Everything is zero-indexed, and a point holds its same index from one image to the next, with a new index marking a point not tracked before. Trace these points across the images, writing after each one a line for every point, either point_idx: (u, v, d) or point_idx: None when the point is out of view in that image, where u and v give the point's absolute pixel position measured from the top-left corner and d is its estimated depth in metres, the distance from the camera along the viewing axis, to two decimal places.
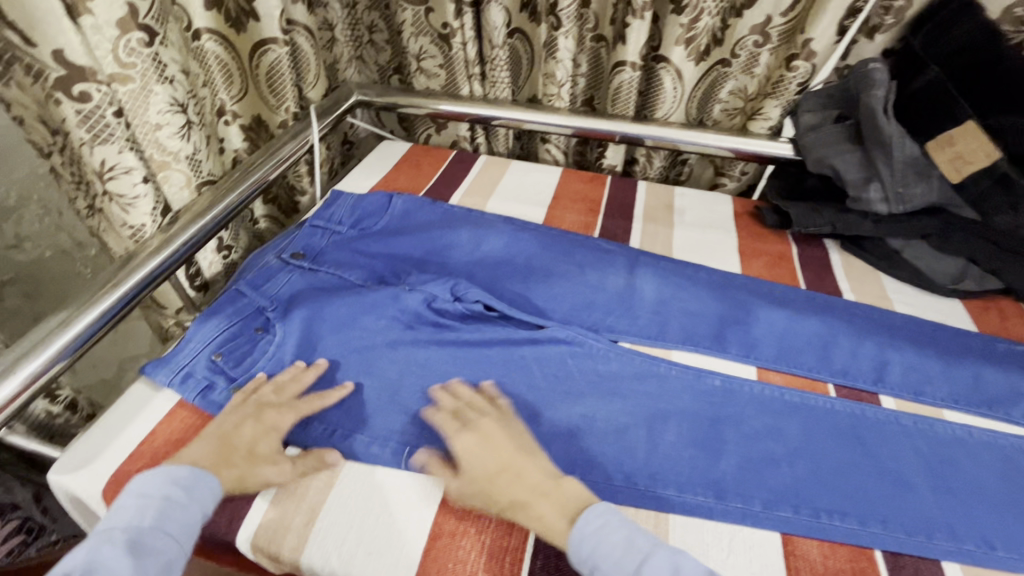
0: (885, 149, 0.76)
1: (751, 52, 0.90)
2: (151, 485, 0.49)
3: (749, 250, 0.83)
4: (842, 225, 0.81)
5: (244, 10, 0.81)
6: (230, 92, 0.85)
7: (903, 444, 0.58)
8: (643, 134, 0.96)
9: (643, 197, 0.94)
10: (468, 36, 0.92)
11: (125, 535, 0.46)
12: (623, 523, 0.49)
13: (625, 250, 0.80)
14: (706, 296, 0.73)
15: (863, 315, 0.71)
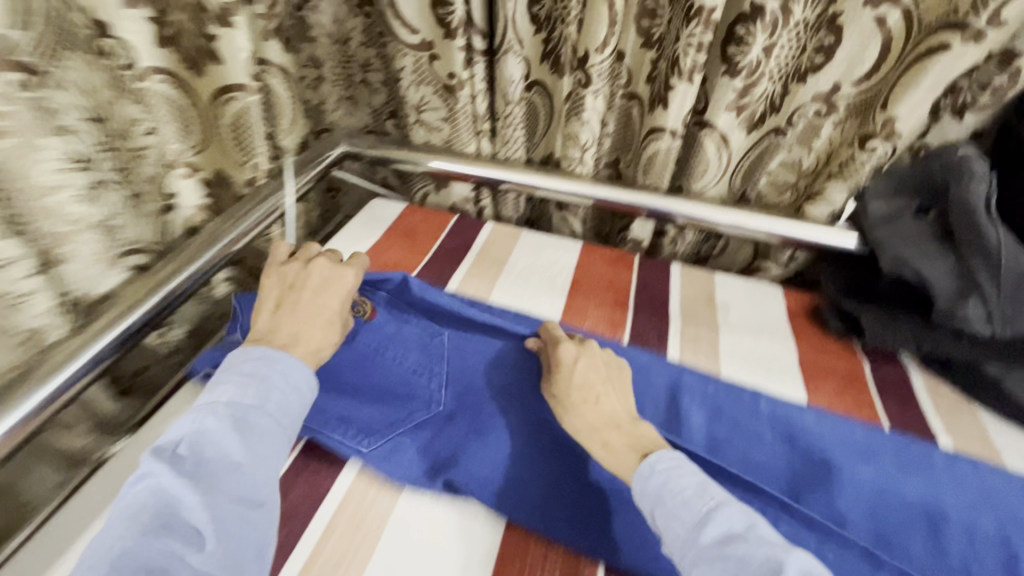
0: (989, 258, 0.62)
1: (810, 122, 0.76)
2: (252, 365, 0.52)
3: (813, 367, 0.68)
4: (929, 343, 0.66)
5: (204, 49, 0.64)
6: (183, 141, 0.67)
7: None
8: (675, 210, 0.82)
9: (678, 287, 0.79)
10: (478, 89, 0.79)
11: (235, 403, 0.49)
12: (695, 470, 0.47)
13: (665, 365, 0.65)
14: (773, 443, 0.58)
15: (972, 480, 0.56)
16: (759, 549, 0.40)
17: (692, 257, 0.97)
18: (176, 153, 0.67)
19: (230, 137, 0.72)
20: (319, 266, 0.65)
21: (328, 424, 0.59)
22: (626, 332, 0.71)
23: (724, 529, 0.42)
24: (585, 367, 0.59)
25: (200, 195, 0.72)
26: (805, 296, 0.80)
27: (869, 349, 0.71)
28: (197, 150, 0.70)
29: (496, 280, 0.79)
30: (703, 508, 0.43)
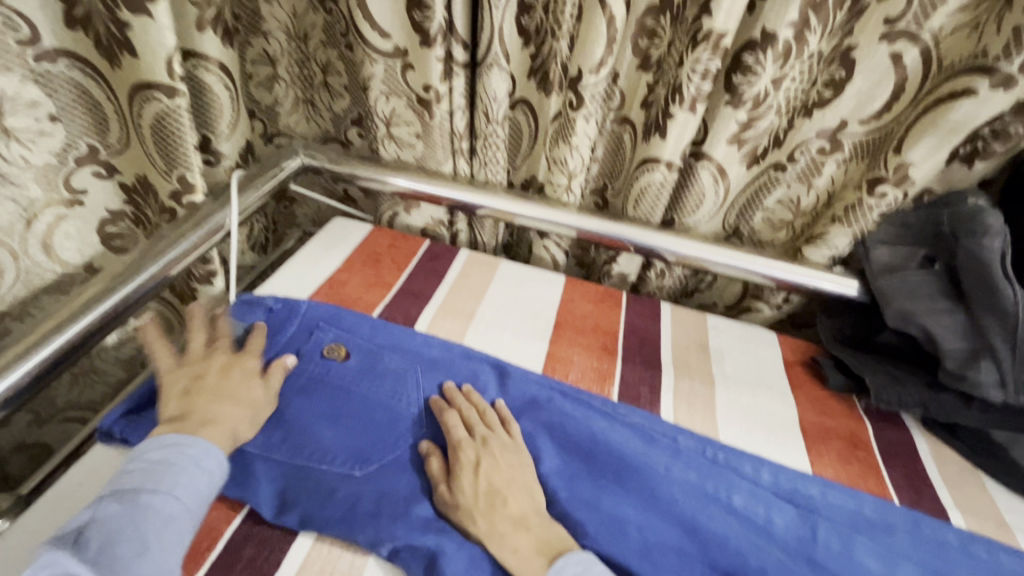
0: (1006, 320, 0.57)
1: (814, 160, 0.70)
2: (158, 453, 0.43)
3: (815, 428, 0.63)
4: (935, 406, 0.62)
5: (115, 36, 0.55)
6: (105, 140, 0.63)
7: None
8: (667, 246, 0.76)
9: (669, 331, 0.73)
10: (457, 104, 0.71)
11: (136, 490, 0.40)
12: (604, 574, 0.43)
13: (658, 427, 0.58)
14: (776, 517, 0.52)
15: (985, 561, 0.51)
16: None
17: (678, 292, 0.91)
18: (81, 143, 0.61)
19: (153, 144, 0.62)
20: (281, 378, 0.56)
21: (311, 458, 0.50)
22: (614, 387, 0.63)
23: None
24: (488, 465, 0.50)
25: (115, 199, 0.67)
26: (800, 344, 0.75)
27: (870, 407, 0.66)
28: (115, 149, 0.64)
29: (471, 320, 0.70)
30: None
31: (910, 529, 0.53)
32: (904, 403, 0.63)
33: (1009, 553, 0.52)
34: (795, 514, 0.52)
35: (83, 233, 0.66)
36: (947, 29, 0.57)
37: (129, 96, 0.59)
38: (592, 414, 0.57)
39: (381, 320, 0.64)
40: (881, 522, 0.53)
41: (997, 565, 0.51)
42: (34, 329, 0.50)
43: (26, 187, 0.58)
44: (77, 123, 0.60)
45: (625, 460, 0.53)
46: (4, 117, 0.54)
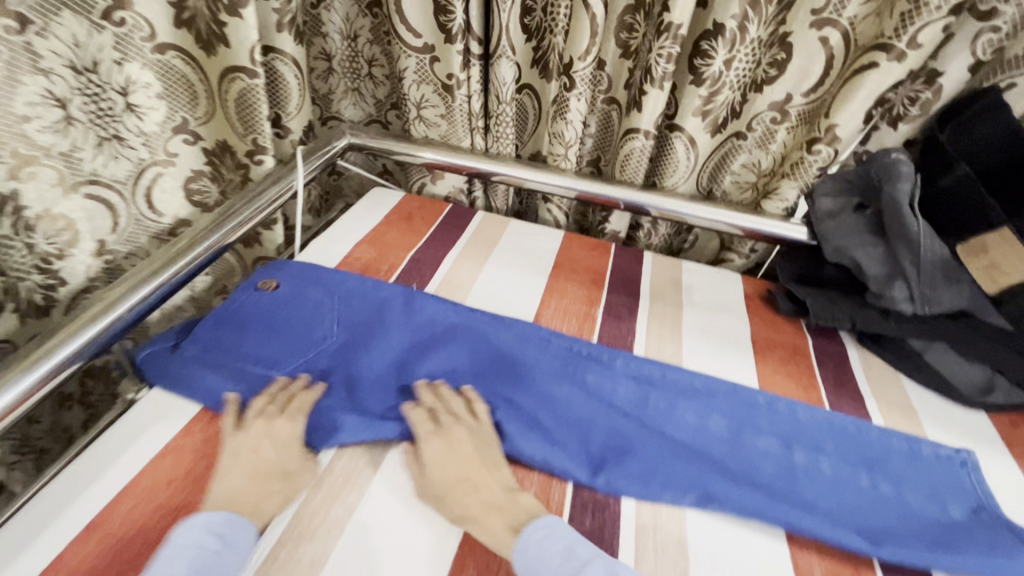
0: (913, 246, 0.71)
1: (768, 128, 0.85)
2: (190, 538, 0.44)
3: (766, 340, 0.78)
4: (863, 321, 0.75)
5: (215, 32, 0.73)
6: (194, 113, 0.77)
7: (899, 461, 0.61)
8: (648, 202, 0.91)
9: (649, 272, 0.88)
10: (474, 89, 0.88)
11: (165, 574, 0.42)
12: (566, 534, 0.48)
13: (529, 330, 0.71)
14: (649, 382, 0.66)
15: (883, 428, 0.65)
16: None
17: (665, 250, 1.07)
18: (176, 117, 0.75)
19: (236, 113, 0.80)
20: (270, 320, 0.67)
21: (278, 359, 0.63)
22: (601, 307, 0.79)
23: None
24: (455, 459, 0.54)
25: (199, 161, 0.81)
26: (762, 283, 0.89)
27: (814, 326, 0.80)
28: (202, 120, 0.78)
29: (487, 260, 0.85)
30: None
31: (790, 419, 0.64)
32: (837, 319, 0.76)
33: (903, 442, 0.64)
34: (676, 406, 0.64)
35: (176, 187, 0.79)
36: (860, 16, 0.72)
37: (219, 77, 0.77)
38: (506, 330, 0.70)
39: (342, 270, 0.77)
40: (765, 416, 0.64)
41: (880, 447, 0.63)
42: (176, 246, 0.69)
43: (137, 149, 0.71)
44: (178, 100, 0.74)
45: (524, 366, 0.65)
46: (127, 94, 0.67)
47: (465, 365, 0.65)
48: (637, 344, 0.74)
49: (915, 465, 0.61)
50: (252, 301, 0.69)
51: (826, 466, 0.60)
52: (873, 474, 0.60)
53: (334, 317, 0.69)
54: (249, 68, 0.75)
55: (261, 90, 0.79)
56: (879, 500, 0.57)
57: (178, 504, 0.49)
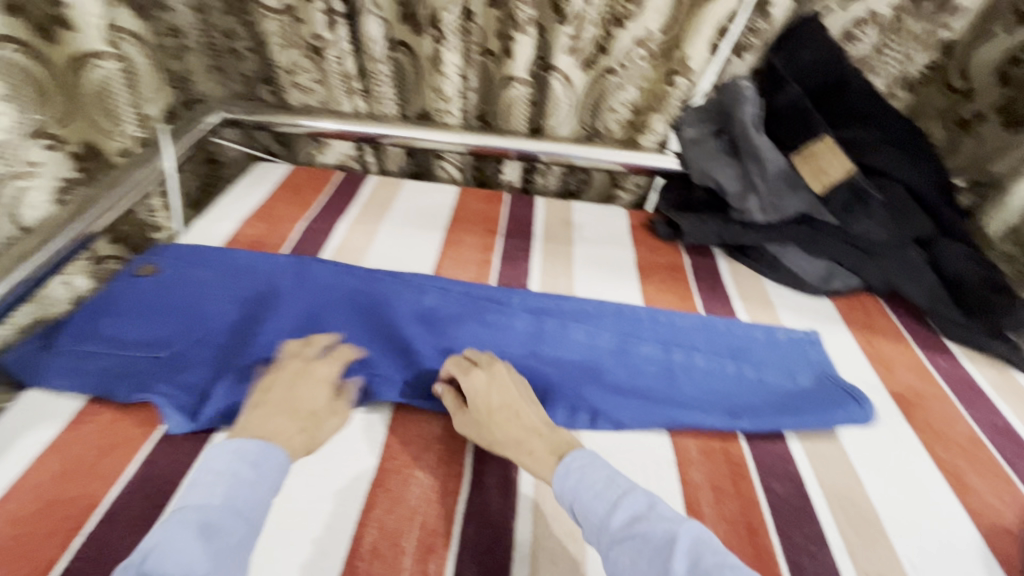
0: (759, 161, 0.80)
1: (642, 66, 0.90)
2: (217, 464, 0.43)
3: (648, 263, 0.85)
4: (728, 234, 0.84)
5: (51, 16, 0.66)
6: (48, 113, 0.68)
7: (759, 347, 0.71)
8: (537, 150, 0.95)
9: (542, 214, 0.93)
10: (344, 50, 0.88)
11: (198, 498, 0.41)
12: (605, 464, 0.47)
13: (428, 281, 0.73)
14: (543, 312, 0.71)
15: (747, 322, 0.74)
16: (649, 544, 0.41)
17: (563, 192, 1.11)
18: (26, 122, 0.65)
19: (93, 106, 0.73)
20: (154, 305, 0.65)
21: (167, 340, 0.62)
22: (496, 253, 0.82)
23: (630, 512, 0.43)
24: (498, 388, 0.55)
25: (65, 167, 0.72)
26: (645, 214, 0.96)
27: (688, 245, 0.88)
28: (59, 120, 0.69)
29: (382, 221, 0.86)
30: (595, 511, 0.44)
31: (669, 327, 0.71)
32: (705, 235, 0.85)
33: (761, 331, 0.73)
34: (568, 329, 0.69)
35: (46, 200, 0.70)
36: None
37: (67, 68, 0.69)
38: (401, 286, 0.71)
39: (228, 248, 0.75)
40: (649, 328, 0.71)
41: (743, 339, 0.71)
42: (30, 243, 0.64)
43: None
44: (25, 99, 0.65)
45: (421, 318, 0.67)
46: None
47: (365, 319, 0.67)
48: (530, 278, 0.78)
49: (773, 350, 0.70)
50: (131, 291, 0.67)
51: (701, 362, 0.67)
52: (737, 363, 0.68)
53: (227, 293, 0.68)
54: (99, 52, 0.70)
55: (119, 77, 0.74)
56: (744, 384, 0.65)
57: (65, 500, 0.48)
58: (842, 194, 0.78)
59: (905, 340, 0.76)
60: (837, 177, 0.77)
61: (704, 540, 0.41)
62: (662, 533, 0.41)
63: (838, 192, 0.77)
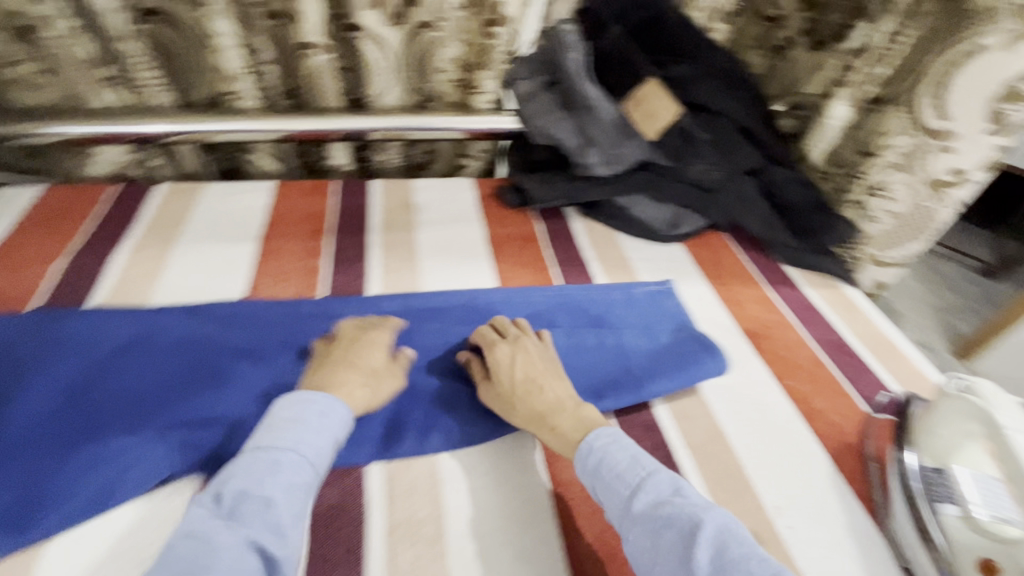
0: (592, 112, 0.76)
1: (458, 19, 0.80)
2: (292, 410, 0.45)
3: (502, 238, 0.78)
4: (576, 193, 0.79)
5: None
6: None
7: (618, 310, 0.68)
8: (365, 127, 0.84)
9: (378, 199, 0.81)
10: (72, 28, 0.71)
11: (273, 442, 0.43)
12: (627, 445, 0.45)
13: (241, 309, 0.61)
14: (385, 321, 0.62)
15: (606, 285, 0.71)
16: (672, 531, 0.39)
17: (409, 168, 0.99)
18: None
19: None
20: None
21: None
22: (325, 257, 0.71)
23: (654, 495, 0.41)
24: (522, 363, 0.54)
25: None
26: (493, 181, 0.89)
27: (540, 210, 0.83)
28: None
29: (176, 240, 0.70)
30: (619, 491, 0.43)
31: (525, 306, 0.66)
32: (553, 197, 0.80)
33: (617, 291, 0.70)
34: (414, 334, 0.61)
35: None
36: None
37: None
38: (205, 323, 0.58)
39: None
40: (505, 311, 0.65)
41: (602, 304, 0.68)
42: None
43: None
44: None
45: (234, 360, 0.55)
46: None
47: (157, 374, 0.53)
48: (367, 280, 0.68)
49: (632, 310, 0.68)
50: None
51: (562, 339, 0.63)
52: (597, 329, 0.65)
53: None
54: None
55: None
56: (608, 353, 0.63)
57: None
58: (673, 137, 0.74)
59: (750, 272, 0.78)
60: (667, 122, 0.74)
61: (729, 533, 0.38)
62: (685, 521, 0.39)
63: (668, 137, 0.75)
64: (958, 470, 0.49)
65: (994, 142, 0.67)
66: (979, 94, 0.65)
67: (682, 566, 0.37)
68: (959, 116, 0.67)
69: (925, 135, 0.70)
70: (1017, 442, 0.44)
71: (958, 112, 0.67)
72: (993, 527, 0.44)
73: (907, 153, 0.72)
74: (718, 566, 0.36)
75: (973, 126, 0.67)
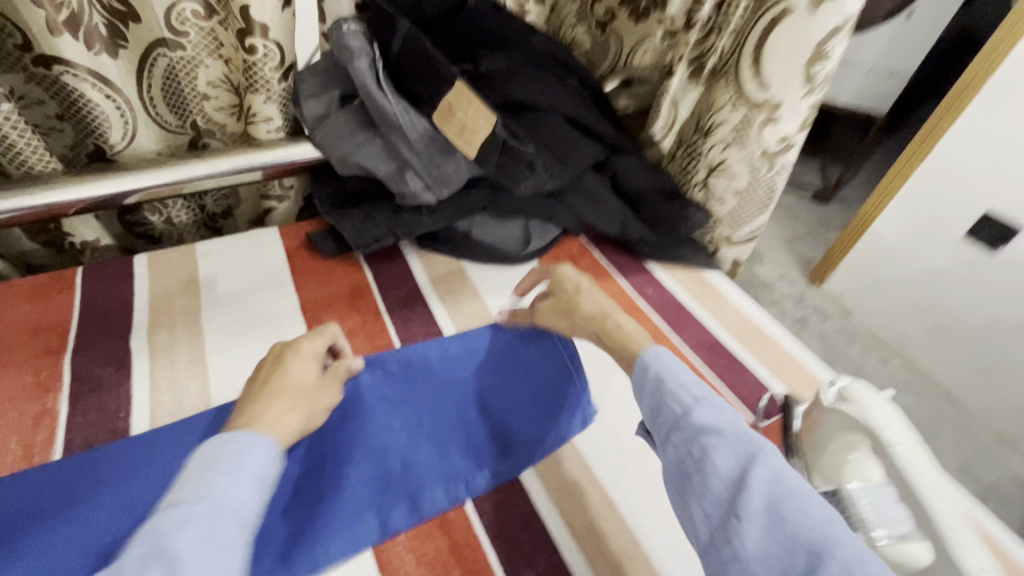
0: (398, 130, 0.62)
1: (201, 29, 0.63)
2: (205, 455, 0.38)
3: (323, 298, 0.63)
4: (403, 228, 0.66)
5: None
6: None
7: (464, 369, 0.56)
8: (115, 190, 0.62)
9: (145, 283, 0.61)
10: None
11: (184, 492, 0.36)
12: (683, 367, 0.43)
13: None
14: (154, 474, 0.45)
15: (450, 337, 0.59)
16: (727, 451, 0.37)
17: (200, 214, 0.79)
18: None
19: None
20: None
21: None
22: (65, 388, 0.51)
23: (707, 419, 0.39)
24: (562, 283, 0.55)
25: None
26: (304, 227, 0.71)
27: (368, 254, 0.68)
28: None
29: None
30: (673, 409, 0.40)
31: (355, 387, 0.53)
32: (378, 238, 0.65)
33: (467, 343, 0.59)
34: None
35: None
36: None
37: None
38: None
39: None
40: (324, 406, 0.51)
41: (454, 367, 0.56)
42: None
43: None
44: None
45: None
46: None
47: None
48: (134, 409, 0.50)
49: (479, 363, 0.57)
50: None
51: (403, 427, 0.51)
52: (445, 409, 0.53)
53: None
54: None
55: None
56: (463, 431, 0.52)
57: None
58: (490, 154, 0.62)
59: (615, 280, 0.70)
60: (483, 135, 0.60)
61: (782, 464, 0.37)
62: (747, 444, 0.37)
63: (487, 154, 0.61)
64: (851, 487, 0.42)
65: (810, 106, 0.62)
66: (789, 56, 0.59)
67: (737, 487, 0.36)
68: (775, 82, 0.61)
69: (751, 106, 0.64)
70: (904, 461, 0.40)
71: (773, 81, 0.61)
72: (896, 553, 0.38)
73: (738, 127, 0.66)
74: (774, 494, 0.35)
75: (791, 93, 0.61)
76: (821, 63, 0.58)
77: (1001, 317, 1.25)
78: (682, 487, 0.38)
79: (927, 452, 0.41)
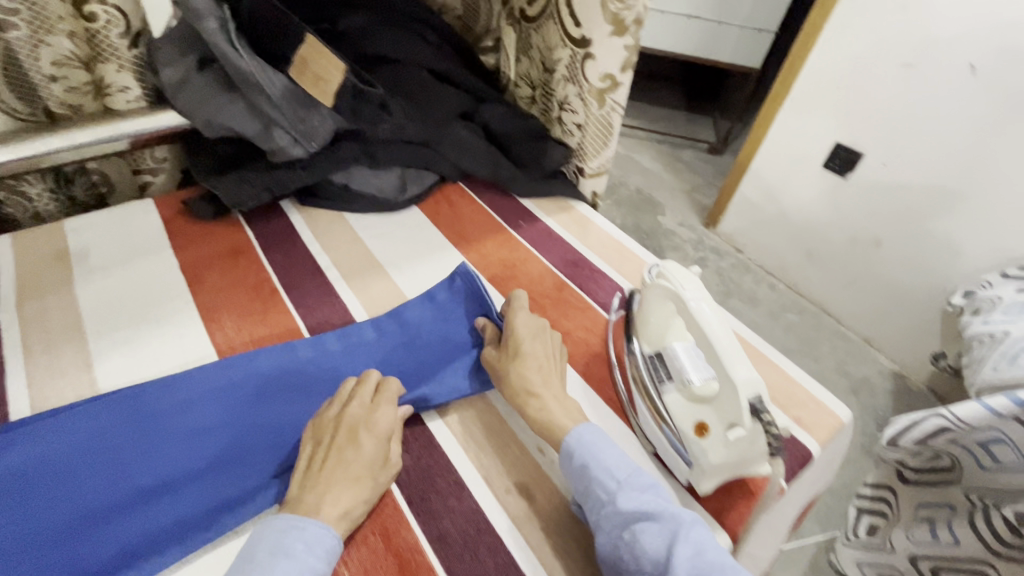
0: (258, 88, 0.64)
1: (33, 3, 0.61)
2: (271, 541, 0.40)
3: (204, 259, 0.65)
4: (278, 185, 0.68)
5: None
6: None
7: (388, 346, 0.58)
8: None
9: (12, 260, 0.61)
10: None
11: None
12: (615, 445, 0.47)
13: None
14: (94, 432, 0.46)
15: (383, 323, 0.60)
16: (656, 530, 0.40)
17: (71, 206, 0.76)
18: None
19: None
20: None
21: None
22: None
23: (639, 500, 0.42)
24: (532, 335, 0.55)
25: None
26: (181, 195, 0.72)
27: (246, 214, 0.70)
28: None
29: None
30: (601, 494, 0.44)
31: (280, 359, 0.54)
32: (253, 196, 0.67)
33: (390, 320, 0.60)
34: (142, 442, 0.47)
35: None
36: None
37: None
38: None
39: None
40: (249, 381, 0.52)
41: (377, 344, 0.58)
42: None
43: None
44: None
45: None
46: None
47: None
48: (8, 375, 0.51)
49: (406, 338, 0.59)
50: None
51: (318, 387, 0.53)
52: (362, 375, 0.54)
53: None
54: None
55: None
56: None
57: None
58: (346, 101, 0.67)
59: (489, 216, 0.76)
60: (337, 83, 0.66)
61: (705, 539, 0.40)
62: (669, 521, 0.40)
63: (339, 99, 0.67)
64: (675, 347, 0.51)
65: (622, 44, 0.69)
66: None
67: (664, 566, 0.38)
68: (586, 21, 0.68)
69: (574, 44, 0.71)
70: (697, 312, 0.48)
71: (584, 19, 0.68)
72: (704, 389, 0.48)
73: (569, 66, 0.74)
74: (698, 570, 0.37)
75: (600, 30, 0.68)
76: (624, 3, 0.66)
77: (856, 235, 1.44)
78: (618, 572, 0.41)
79: (714, 302, 0.49)
